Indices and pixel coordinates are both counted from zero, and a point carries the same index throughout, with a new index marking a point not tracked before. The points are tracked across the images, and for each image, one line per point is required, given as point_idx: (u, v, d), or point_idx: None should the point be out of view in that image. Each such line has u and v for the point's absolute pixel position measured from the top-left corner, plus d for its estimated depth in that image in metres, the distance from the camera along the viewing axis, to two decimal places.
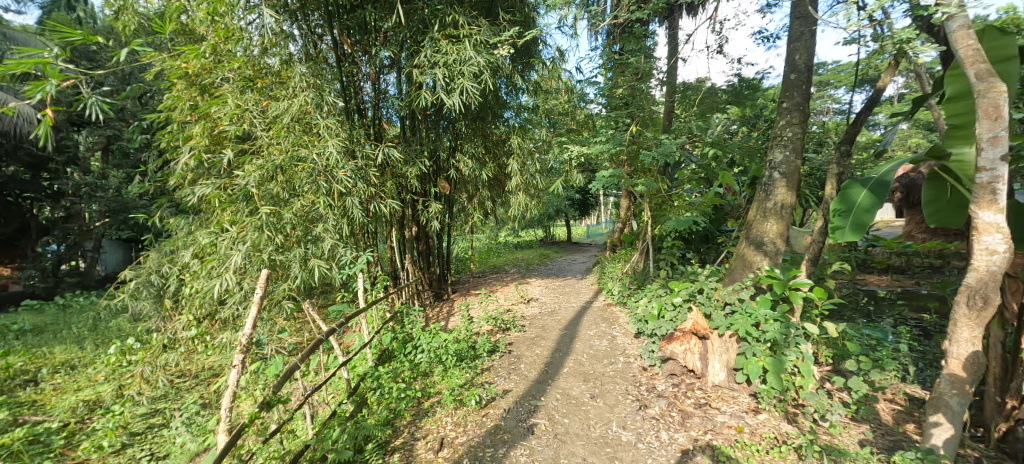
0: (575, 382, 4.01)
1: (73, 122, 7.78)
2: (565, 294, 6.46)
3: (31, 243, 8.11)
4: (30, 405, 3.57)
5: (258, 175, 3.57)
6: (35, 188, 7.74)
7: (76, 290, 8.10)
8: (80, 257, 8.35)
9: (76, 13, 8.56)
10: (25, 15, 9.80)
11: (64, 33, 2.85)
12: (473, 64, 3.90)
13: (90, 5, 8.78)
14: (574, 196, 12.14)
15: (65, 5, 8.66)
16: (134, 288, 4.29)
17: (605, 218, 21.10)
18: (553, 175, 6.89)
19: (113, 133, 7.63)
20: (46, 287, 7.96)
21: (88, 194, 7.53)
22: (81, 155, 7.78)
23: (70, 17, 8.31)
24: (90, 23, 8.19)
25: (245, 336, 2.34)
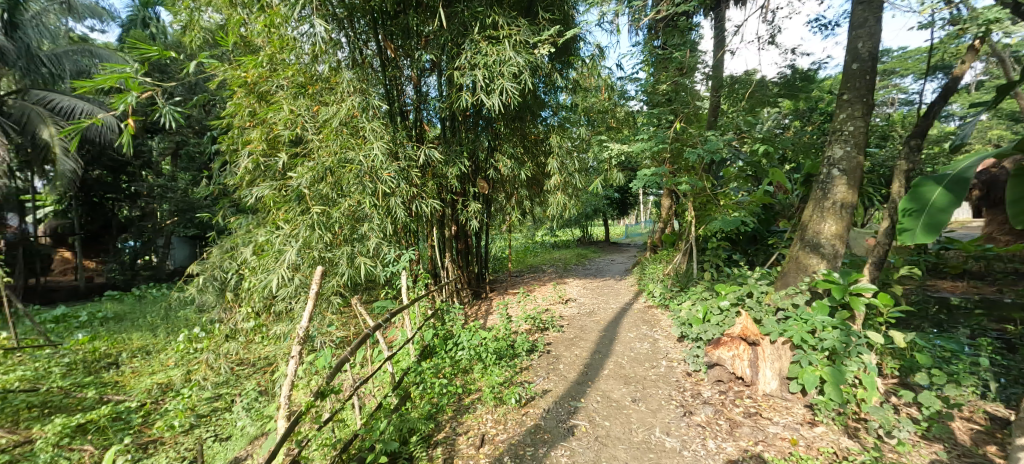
0: (616, 385, 3.94)
1: (148, 129, 8.57)
2: (605, 295, 6.35)
3: (112, 239, 9.12)
4: (113, 385, 3.97)
5: (310, 177, 3.76)
6: (115, 189, 8.70)
7: (149, 283, 8.97)
8: (153, 252, 9.16)
9: (150, 30, 9.42)
10: (108, 34, 10.96)
11: (143, 50, 3.17)
12: (513, 64, 3.94)
13: (162, 22, 9.63)
14: (612, 196, 11.91)
15: (141, 22, 9.53)
16: (201, 282, 4.67)
17: (645, 218, 20.56)
18: (592, 174, 6.79)
19: (181, 139, 8.32)
20: (125, 279, 8.80)
21: (161, 194, 8.24)
22: (154, 160, 8.55)
23: (145, 34, 9.17)
24: (162, 38, 9.00)
25: (301, 329, 2.49)
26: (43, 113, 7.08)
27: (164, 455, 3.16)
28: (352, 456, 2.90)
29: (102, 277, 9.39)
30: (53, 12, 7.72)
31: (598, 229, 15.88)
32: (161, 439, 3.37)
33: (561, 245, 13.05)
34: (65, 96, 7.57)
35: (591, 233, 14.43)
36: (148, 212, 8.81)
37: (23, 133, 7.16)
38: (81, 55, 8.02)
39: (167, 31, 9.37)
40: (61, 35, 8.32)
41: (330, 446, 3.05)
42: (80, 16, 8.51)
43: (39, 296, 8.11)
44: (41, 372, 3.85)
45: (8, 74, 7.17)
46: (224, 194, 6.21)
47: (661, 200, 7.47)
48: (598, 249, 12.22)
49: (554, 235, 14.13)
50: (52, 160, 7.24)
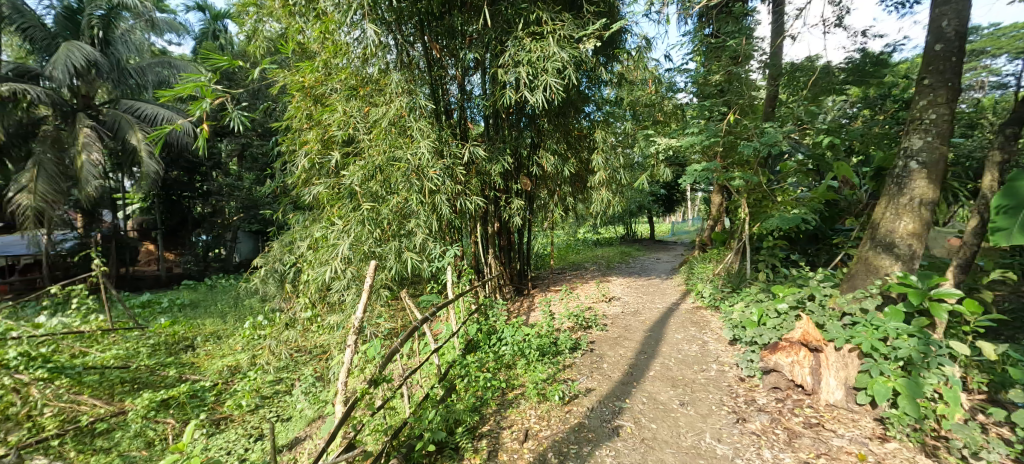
0: (662, 387, 3.82)
1: (219, 133, 9.31)
2: (650, 294, 6.17)
3: (189, 233, 9.95)
4: (191, 366, 4.39)
5: (361, 175, 3.95)
6: (190, 188, 9.59)
7: (220, 274, 9.88)
8: (223, 246, 10.06)
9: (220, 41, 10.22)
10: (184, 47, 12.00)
11: (214, 60, 3.45)
12: (557, 59, 3.93)
13: (230, 33, 10.43)
14: (658, 192, 11.53)
15: (212, 35, 10.36)
16: (263, 273, 5.03)
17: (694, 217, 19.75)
18: (637, 169, 6.60)
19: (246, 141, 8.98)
20: (200, 269, 9.70)
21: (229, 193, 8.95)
22: (225, 161, 9.32)
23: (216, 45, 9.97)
24: (230, 49, 9.77)
25: (357, 320, 2.63)
26: (132, 121, 7.90)
27: (234, 431, 3.45)
28: (402, 442, 3.03)
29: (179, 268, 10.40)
30: (139, 29, 8.51)
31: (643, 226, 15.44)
32: (231, 417, 3.69)
33: (603, 242, 12.80)
34: (150, 105, 8.39)
35: (634, 230, 14.08)
36: (220, 209, 9.61)
37: (116, 138, 8.07)
38: (161, 66, 8.77)
39: (234, 42, 10.10)
40: (145, 50, 9.17)
41: (381, 431, 3.19)
42: (160, 31, 9.33)
43: (128, 283, 9.02)
44: (130, 351, 4.28)
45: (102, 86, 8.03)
46: (282, 192, 6.64)
47: (712, 196, 7.15)
48: (641, 247, 11.89)
49: (597, 232, 13.88)
50: (139, 162, 8.00)
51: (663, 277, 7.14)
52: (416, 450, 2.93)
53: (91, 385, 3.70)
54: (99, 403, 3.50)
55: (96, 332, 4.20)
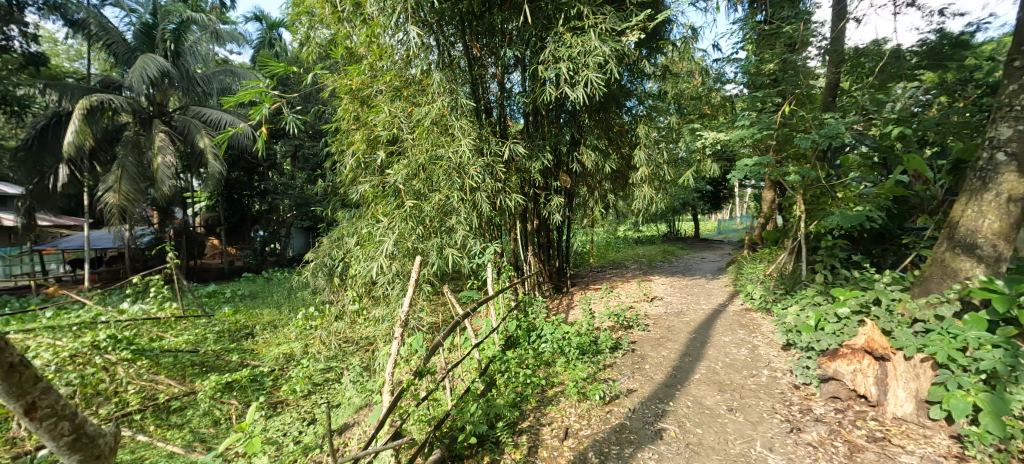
0: (709, 391, 3.68)
1: (276, 135, 9.89)
2: (695, 294, 5.95)
3: (248, 229, 10.91)
4: (251, 352, 4.74)
5: (405, 174, 4.08)
6: (249, 187, 10.42)
7: (274, 268, 10.49)
8: (278, 241, 10.65)
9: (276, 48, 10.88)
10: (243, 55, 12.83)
11: (272, 67, 3.67)
12: (599, 54, 3.88)
13: (285, 41, 11.07)
14: (703, 188, 11.08)
15: (269, 43, 11.04)
16: (314, 267, 5.32)
17: (743, 214, 18.83)
18: (681, 165, 6.38)
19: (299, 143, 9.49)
20: (257, 262, 10.40)
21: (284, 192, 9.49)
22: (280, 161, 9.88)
23: (273, 52, 10.61)
24: (286, 56, 10.37)
25: (402, 313, 2.73)
26: (199, 125, 8.58)
27: (290, 415, 3.69)
28: (444, 434, 3.11)
29: (239, 262, 11.25)
30: (206, 40, 9.19)
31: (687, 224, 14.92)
32: (286, 401, 3.94)
33: (645, 240, 12.48)
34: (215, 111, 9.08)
35: (678, 228, 13.61)
36: (276, 207, 10.23)
37: (186, 142, 8.82)
38: (224, 74, 9.29)
39: (289, 49, 10.70)
40: (211, 60, 9.90)
41: (425, 422, 3.29)
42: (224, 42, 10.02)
43: (196, 274, 9.81)
44: (199, 337, 4.67)
45: (175, 95, 8.78)
46: (331, 190, 6.98)
47: (763, 192, 6.78)
48: (685, 245, 11.49)
49: (638, 231, 13.57)
50: (206, 164, 8.67)
51: (709, 277, 6.87)
52: (458, 442, 3.01)
53: (167, 366, 4.07)
54: (174, 383, 3.88)
55: (170, 318, 4.60)
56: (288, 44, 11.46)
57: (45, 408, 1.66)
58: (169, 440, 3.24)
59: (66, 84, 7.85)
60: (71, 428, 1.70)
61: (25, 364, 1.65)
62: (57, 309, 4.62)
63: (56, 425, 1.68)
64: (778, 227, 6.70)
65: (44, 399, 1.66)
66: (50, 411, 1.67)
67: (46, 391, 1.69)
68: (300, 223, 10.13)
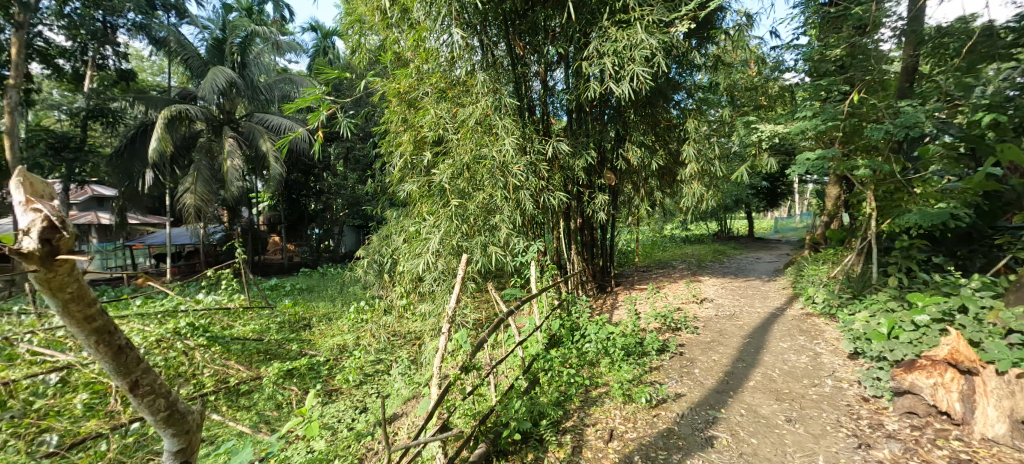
0: (765, 400, 3.48)
1: (331, 137, 10.44)
2: (749, 297, 5.64)
3: (306, 227, 11.72)
4: (309, 342, 5.06)
5: (450, 173, 4.17)
6: (306, 187, 11.05)
7: (328, 263, 11.11)
8: (332, 237, 11.30)
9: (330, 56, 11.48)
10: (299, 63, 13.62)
11: (327, 73, 3.87)
12: (646, 47, 3.78)
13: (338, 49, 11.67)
14: (759, 184, 10.47)
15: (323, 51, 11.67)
16: (366, 263, 5.59)
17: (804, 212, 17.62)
18: (734, 160, 6.07)
19: (350, 145, 9.95)
20: (313, 258, 11.09)
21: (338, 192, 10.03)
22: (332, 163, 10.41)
23: (327, 60, 11.20)
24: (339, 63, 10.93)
25: (449, 308, 2.78)
26: (262, 130, 9.22)
27: (344, 402, 3.90)
28: (489, 429, 3.14)
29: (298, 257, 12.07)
30: (268, 51, 9.91)
31: (739, 223, 14.17)
32: (341, 389, 4.17)
33: (694, 238, 11.98)
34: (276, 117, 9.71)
35: (730, 226, 12.97)
36: (331, 207, 10.80)
37: (251, 146, 9.51)
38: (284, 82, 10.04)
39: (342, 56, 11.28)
40: (273, 69, 10.60)
41: (469, 416, 3.35)
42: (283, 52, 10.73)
43: (260, 269, 10.60)
44: (264, 326, 5.05)
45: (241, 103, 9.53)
46: (379, 190, 7.28)
47: (826, 188, 6.31)
48: (737, 245, 10.91)
49: (686, 229, 13.08)
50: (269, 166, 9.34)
51: (765, 279, 6.48)
52: (503, 436, 3.04)
53: (237, 352, 4.43)
54: (242, 368, 4.21)
55: (239, 309, 5.00)
56: (342, 51, 12.04)
57: (146, 385, 1.41)
58: (239, 420, 3.52)
59: (151, 97, 8.73)
60: (168, 405, 1.46)
61: (128, 342, 1.41)
62: (145, 298, 5.17)
63: (154, 403, 1.43)
64: (843, 225, 6.21)
65: (146, 376, 1.41)
66: (151, 389, 1.41)
67: (147, 370, 1.44)
68: (352, 221, 10.67)
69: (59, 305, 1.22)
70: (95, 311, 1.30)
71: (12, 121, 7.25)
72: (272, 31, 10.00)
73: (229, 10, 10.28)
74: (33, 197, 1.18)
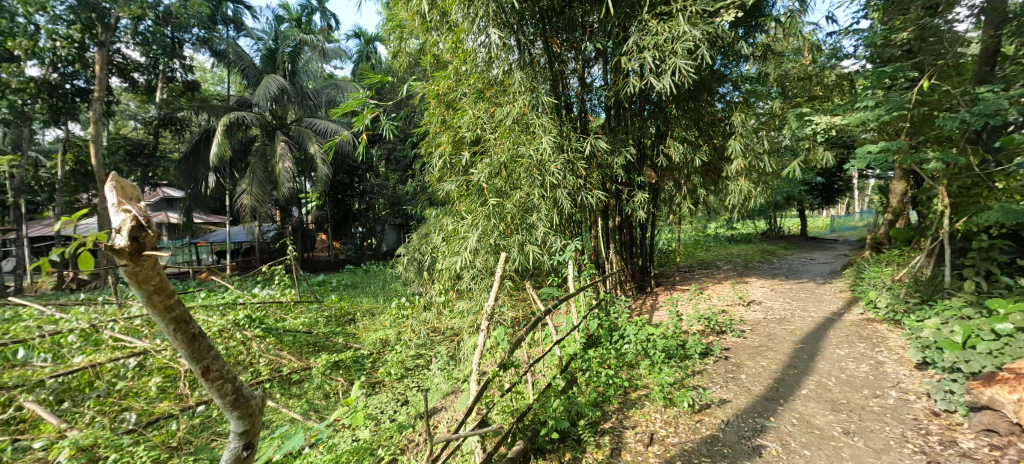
0: (819, 410, 3.26)
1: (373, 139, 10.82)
2: (801, 300, 5.32)
3: (350, 226, 12.24)
4: (353, 336, 5.28)
5: (488, 172, 4.20)
6: (349, 188, 11.52)
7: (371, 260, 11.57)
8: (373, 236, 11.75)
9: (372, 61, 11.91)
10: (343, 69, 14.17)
11: (370, 77, 4.00)
12: (688, 39, 3.66)
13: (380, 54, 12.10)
14: (812, 180, 9.86)
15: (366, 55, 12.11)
16: (406, 260, 5.76)
17: (864, 211, 16.42)
18: (784, 154, 5.73)
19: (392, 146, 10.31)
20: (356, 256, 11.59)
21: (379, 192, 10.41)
22: (374, 164, 10.81)
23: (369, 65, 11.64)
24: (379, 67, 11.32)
25: (488, 306, 2.80)
26: (310, 133, 9.71)
27: (386, 394, 4.04)
28: (526, 426, 3.13)
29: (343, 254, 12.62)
30: (315, 59, 10.40)
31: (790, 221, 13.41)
32: (383, 382, 4.32)
33: (740, 237, 11.44)
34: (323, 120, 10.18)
35: (779, 225, 12.29)
36: (373, 206, 11.19)
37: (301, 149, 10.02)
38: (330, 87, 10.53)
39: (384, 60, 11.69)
40: (320, 75, 11.12)
41: (507, 413, 3.35)
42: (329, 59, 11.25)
43: (308, 265, 11.20)
44: (313, 319, 5.33)
45: (292, 109, 10.06)
46: (419, 189, 7.49)
47: (890, 184, 5.83)
48: (789, 244, 10.31)
49: (732, 227, 12.52)
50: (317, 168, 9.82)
51: (820, 281, 6.08)
52: (540, 435, 3.03)
53: (289, 343, 4.71)
54: (294, 358, 4.46)
55: (290, 303, 5.31)
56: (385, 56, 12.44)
57: (217, 370, 1.37)
58: (291, 407, 3.75)
59: (212, 105, 9.39)
60: (235, 389, 1.41)
61: (201, 329, 1.38)
62: (209, 291, 5.58)
63: (223, 387, 1.38)
64: (910, 224, 5.73)
65: (217, 362, 1.37)
66: (220, 374, 1.37)
67: (218, 356, 1.40)
68: (393, 220, 11.03)
69: (144, 296, 1.20)
70: (173, 301, 1.28)
71: (96, 130, 8.04)
72: (319, 39, 10.53)
73: (280, 20, 10.88)
74: (121, 196, 1.15)
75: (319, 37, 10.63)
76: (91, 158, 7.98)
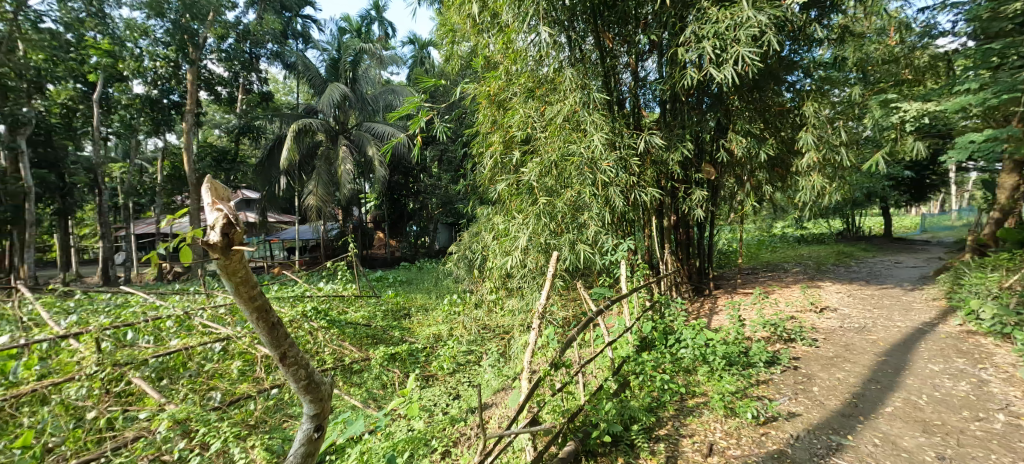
0: (908, 430, 2.91)
1: (428, 141, 11.22)
2: (885, 309, 4.81)
3: (405, 225, 12.78)
4: (408, 330, 5.52)
5: (538, 171, 4.18)
6: (404, 188, 12.03)
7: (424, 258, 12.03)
8: (426, 233, 12.20)
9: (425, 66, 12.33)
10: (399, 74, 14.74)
11: (424, 80, 4.12)
12: (753, 24, 3.43)
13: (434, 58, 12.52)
14: (900, 175, 8.87)
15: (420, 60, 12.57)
16: (458, 258, 5.92)
17: (965, 209, 14.53)
18: (862, 146, 5.22)
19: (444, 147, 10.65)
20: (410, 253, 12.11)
21: (432, 192, 10.78)
22: (427, 164, 11.22)
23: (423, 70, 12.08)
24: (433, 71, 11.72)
25: (539, 305, 2.73)
26: (369, 137, 10.24)
27: (439, 388, 4.16)
28: (577, 428, 3.03)
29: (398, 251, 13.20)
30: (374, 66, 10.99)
31: (871, 221, 12.19)
32: (436, 375, 4.46)
33: (812, 237, 10.56)
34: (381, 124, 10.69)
35: (858, 224, 11.20)
36: (427, 205, 11.61)
37: (361, 152, 10.59)
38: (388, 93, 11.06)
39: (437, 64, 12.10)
40: (378, 82, 11.69)
41: (558, 412, 3.27)
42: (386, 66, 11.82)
43: (366, 262, 11.83)
44: (371, 313, 5.64)
45: (353, 114, 10.67)
46: (470, 189, 7.67)
47: (995, 178, 5.12)
48: (869, 246, 9.38)
49: (802, 227, 11.60)
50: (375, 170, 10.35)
51: (908, 288, 5.47)
52: (592, 437, 2.93)
53: (350, 335, 5.01)
54: (355, 349, 4.72)
55: (351, 296, 5.66)
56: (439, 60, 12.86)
57: (293, 357, 1.45)
58: (352, 394, 3.98)
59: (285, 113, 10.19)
60: (308, 375, 1.50)
61: (279, 317, 1.46)
62: (280, 285, 6.07)
63: (297, 372, 1.48)
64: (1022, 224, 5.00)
65: (293, 349, 1.45)
66: (296, 361, 1.45)
67: (293, 343, 1.48)
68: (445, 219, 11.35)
69: (232, 287, 1.27)
70: (256, 291, 1.34)
71: (187, 139, 8.98)
72: (376, 47, 11.08)
73: (342, 32, 11.57)
74: (217, 196, 1.19)
75: (377, 45, 11.19)
76: (184, 164, 8.95)
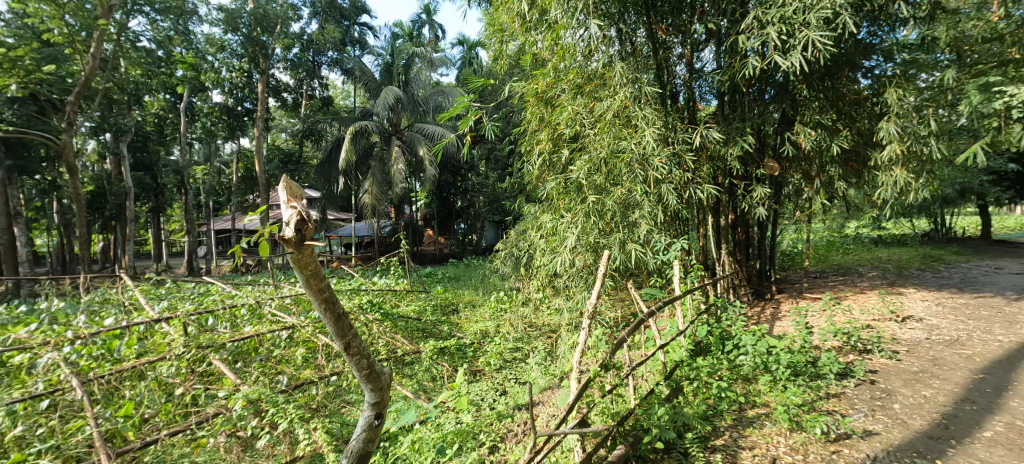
0: (1014, 460, 2.54)
1: (477, 140, 11.44)
2: (982, 321, 4.25)
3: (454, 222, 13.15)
4: (456, 325, 5.65)
5: (587, 169, 4.09)
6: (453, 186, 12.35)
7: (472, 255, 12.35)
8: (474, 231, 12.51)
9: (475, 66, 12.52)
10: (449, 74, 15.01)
11: (473, 80, 4.16)
12: (825, 6, 3.15)
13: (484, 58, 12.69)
14: (1002, 168, 7.81)
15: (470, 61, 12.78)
16: (504, 255, 5.97)
17: None
18: (954, 136, 4.65)
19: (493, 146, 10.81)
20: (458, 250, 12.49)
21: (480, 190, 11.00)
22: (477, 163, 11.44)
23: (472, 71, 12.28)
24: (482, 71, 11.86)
25: (590, 304, 2.60)
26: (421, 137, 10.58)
27: (486, 383, 4.20)
28: (627, 431, 2.92)
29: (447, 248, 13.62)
30: (425, 69, 11.31)
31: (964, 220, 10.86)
32: (483, 371, 4.52)
33: (892, 238, 9.57)
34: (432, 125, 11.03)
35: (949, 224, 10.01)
36: (475, 203, 11.86)
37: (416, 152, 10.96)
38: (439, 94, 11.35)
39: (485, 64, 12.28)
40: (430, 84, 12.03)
41: (607, 414, 3.17)
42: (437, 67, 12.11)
43: (418, 257, 12.29)
44: (421, 308, 5.83)
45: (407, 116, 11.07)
46: (517, 187, 7.71)
47: None
48: (963, 248, 8.35)
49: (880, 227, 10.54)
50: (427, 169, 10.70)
51: (1011, 297, 4.80)
52: (643, 442, 2.81)
53: (401, 328, 5.21)
54: (406, 342, 4.88)
55: (403, 291, 5.90)
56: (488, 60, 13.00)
57: (357, 347, 1.51)
58: (404, 384, 4.15)
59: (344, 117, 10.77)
60: (369, 365, 1.56)
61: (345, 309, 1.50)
62: (338, 278, 6.43)
63: (359, 361, 1.54)
64: None
65: (357, 340, 1.50)
66: (360, 351, 1.51)
67: (357, 334, 1.54)
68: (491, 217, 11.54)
69: (303, 280, 1.30)
70: (325, 284, 1.37)
71: (260, 142, 9.76)
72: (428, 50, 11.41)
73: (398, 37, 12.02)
74: (291, 194, 1.24)
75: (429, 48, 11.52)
76: (257, 166, 9.72)
